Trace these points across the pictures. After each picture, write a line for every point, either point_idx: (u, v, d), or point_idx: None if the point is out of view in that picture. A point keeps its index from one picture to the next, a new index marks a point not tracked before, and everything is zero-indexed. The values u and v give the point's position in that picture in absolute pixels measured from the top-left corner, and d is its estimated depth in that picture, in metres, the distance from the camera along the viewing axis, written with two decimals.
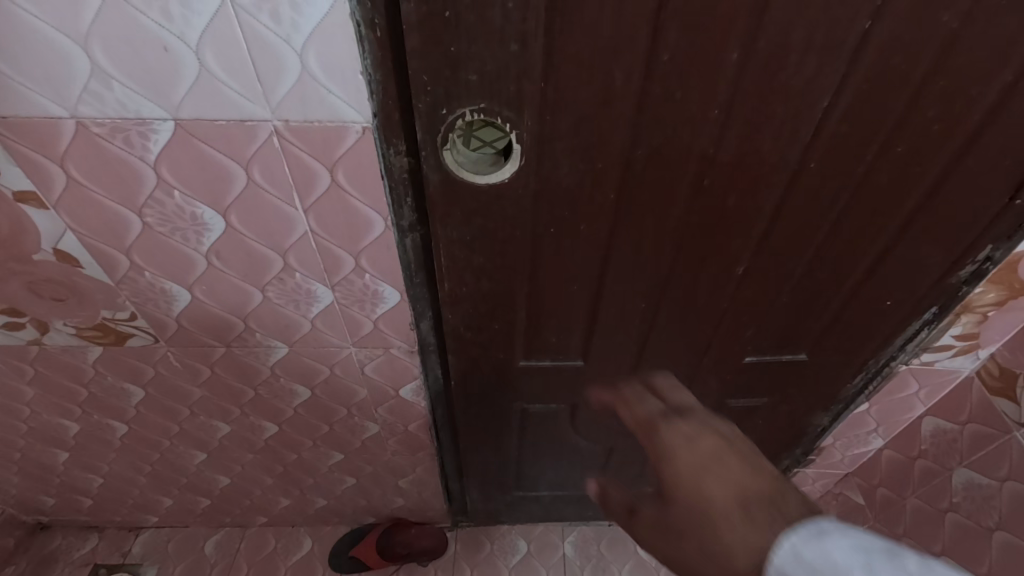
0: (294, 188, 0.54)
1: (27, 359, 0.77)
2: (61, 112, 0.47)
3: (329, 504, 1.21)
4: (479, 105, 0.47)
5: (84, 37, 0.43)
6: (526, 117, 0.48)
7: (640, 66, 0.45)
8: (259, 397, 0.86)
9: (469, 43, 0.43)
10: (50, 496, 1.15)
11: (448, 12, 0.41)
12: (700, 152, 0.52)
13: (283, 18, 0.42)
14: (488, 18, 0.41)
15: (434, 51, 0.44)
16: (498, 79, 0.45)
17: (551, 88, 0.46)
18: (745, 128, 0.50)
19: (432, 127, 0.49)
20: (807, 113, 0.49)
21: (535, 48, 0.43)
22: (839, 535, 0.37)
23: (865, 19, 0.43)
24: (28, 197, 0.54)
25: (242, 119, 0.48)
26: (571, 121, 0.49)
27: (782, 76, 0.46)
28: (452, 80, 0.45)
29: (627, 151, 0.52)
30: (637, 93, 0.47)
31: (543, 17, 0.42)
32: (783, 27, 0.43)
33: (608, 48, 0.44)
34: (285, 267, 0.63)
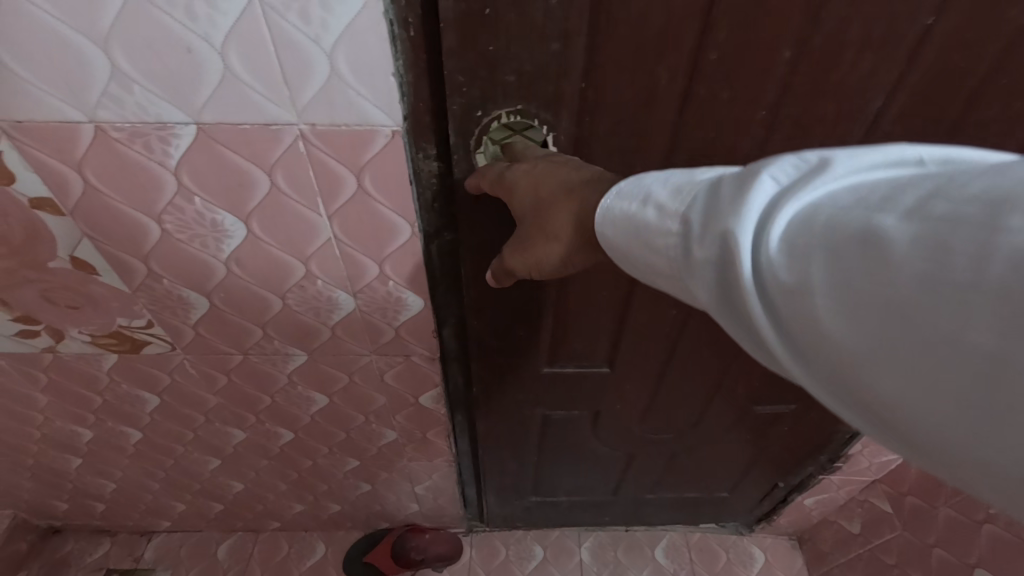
0: (319, 193, 0.52)
1: (40, 367, 0.76)
2: (79, 116, 0.46)
3: (343, 510, 1.19)
4: (516, 107, 0.45)
5: (104, 40, 0.41)
6: (564, 120, 0.46)
7: (686, 66, 0.43)
8: (276, 404, 0.84)
9: (507, 42, 0.41)
10: (63, 501, 1.14)
11: (486, 10, 0.39)
12: (744, 156, 0.50)
13: (312, 17, 0.40)
14: (529, 16, 0.39)
15: (471, 51, 0.42)
16: (536, 80, 0.43)
17: (591, 89, 0.44)
18: (791, 131, 0.48)
19: (465, 130, 0.47)
20: (859, 115, 0.47)
21: (577, 47, 0.41)
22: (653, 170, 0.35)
23: (928, 15, 0.40)
24: (43, 203, 0.52)
25: (268, 123, 0.46)
26: (611, 124, 0.47)
27: (836, 75, 0.44)
28: (489, 80, 0.43)
29: (667, 156, 0.49)
30: (680, 94, 0.45)
31: (587, 14, 0.39)
32: (840, 25, 0.41)
33: (653, 47, 0.42)
34: (306, 274, 0.61)
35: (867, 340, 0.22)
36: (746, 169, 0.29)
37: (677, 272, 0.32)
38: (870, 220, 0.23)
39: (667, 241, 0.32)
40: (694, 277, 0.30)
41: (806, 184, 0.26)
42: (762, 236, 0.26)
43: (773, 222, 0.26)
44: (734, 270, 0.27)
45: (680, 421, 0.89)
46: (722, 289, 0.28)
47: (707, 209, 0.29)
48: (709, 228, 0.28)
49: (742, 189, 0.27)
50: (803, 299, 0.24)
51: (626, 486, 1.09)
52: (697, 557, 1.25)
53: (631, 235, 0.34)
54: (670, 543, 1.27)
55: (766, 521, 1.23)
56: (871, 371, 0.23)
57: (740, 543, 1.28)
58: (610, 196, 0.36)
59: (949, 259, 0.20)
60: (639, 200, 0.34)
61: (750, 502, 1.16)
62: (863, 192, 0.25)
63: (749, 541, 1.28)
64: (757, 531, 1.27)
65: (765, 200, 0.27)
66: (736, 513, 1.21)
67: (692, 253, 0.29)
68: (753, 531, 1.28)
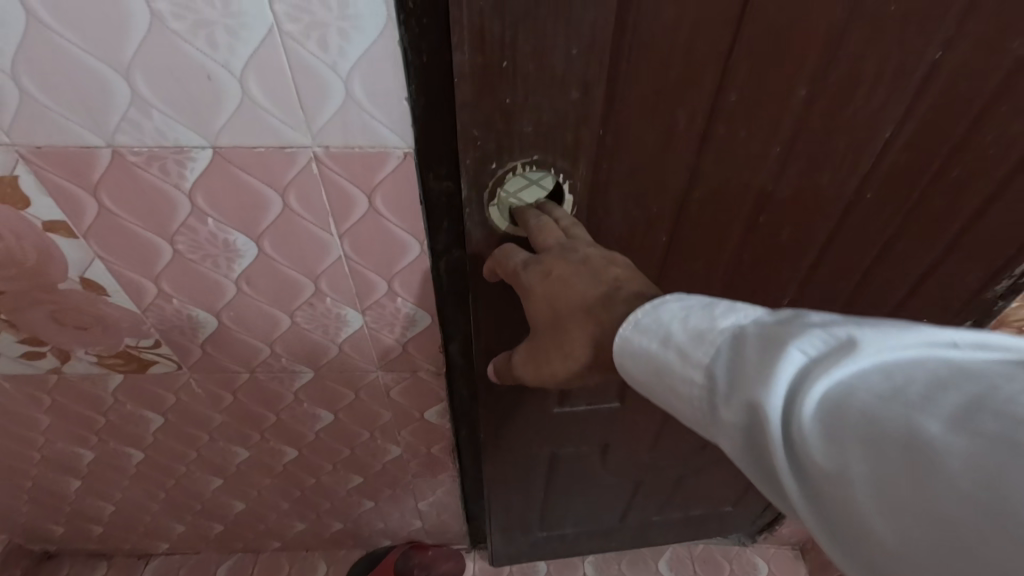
0: (331, 213, 0.53)
1: (45, 388, 0.76)
2: (97, 141, 0.47)
3: (345, 527, 1.19)
4: (532, 157, 0.46)
5: (126, 67, 0.42)
6: (579, 166, 0.48)
7: (704, 108, 0.45)
8: (282, 422, 0.84)
9: (524, 93, 0.42)
10: (60, 524, 1.13)
11: (504, 64, 0.40)
12: (758, 189, 0.52)
13: (330, 45, 0.41)
14: (548, 64, 0.40)
15: (487, 102, 0.43)
16: (554, 128, 0.45)
17: (608, 134, 0.46)
18: (805, 164, 0.50)
19: (480, 182, 0.48)
20: (868, 145, 0.50)
21: (597, 93, 0.43)
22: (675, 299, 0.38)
23: (936, 49, 0.43)
24: (57, 226, 0.53)
25: (283, 146, 0.48)
26: (629, 168, 0.49)
27: (848, 110, 0.47)
28: (505, 131, 0.44)
29: (683, 193, 0.52)
30: (697, 135, 0.47)
31: (606, 63, 0.41)
32: (854, 61, 0.43)
33: (675, 91, 0.44)
34: (316, 292, 0.62)
35: (889, 526, 0.28)
36: (776, 337, 0.33)
37: (699, 414, 0.37)
38: (900, 418, 0.29)
39: (697, 385, 0.36)
40: (724, 428, 0.34)
41: (830, 366, 0.31)
42: (796, 411, 0.31)
43: (806, 401, 0.31)
44: (766, 437, 0.32)
45: (687, 444, 0.90)
46: (754, 448, 0.33)
47: (737, 371, 0.34)
48: (740, 393, 0.33)
49: (775, 365, 0.32)
50: (836, 476, 0.29)
51: (632, 512, 1.09)
52: (700, 568, 1.26)
53: (655, 369, 0.38)
54: (673, 556, 1.27)
55: (768, 530, 1.24)
56: (895, 554, 0.27)
57: (743, 554, 1.28)
58: (626, 325, 0.39)
59: (967, 476, 0.26)
60: (658, 339, 0.38)
61: (751, 514, 1.17)
62: (884, 382, 0.30)
63: (752, 552, 1.28)
64: (760, 542, 1.28)
65: (796, 377, 0.32)
66: (738, 526, 1.21)
67: (723, 409, 0.34)
68: (756, 541, 1.28)
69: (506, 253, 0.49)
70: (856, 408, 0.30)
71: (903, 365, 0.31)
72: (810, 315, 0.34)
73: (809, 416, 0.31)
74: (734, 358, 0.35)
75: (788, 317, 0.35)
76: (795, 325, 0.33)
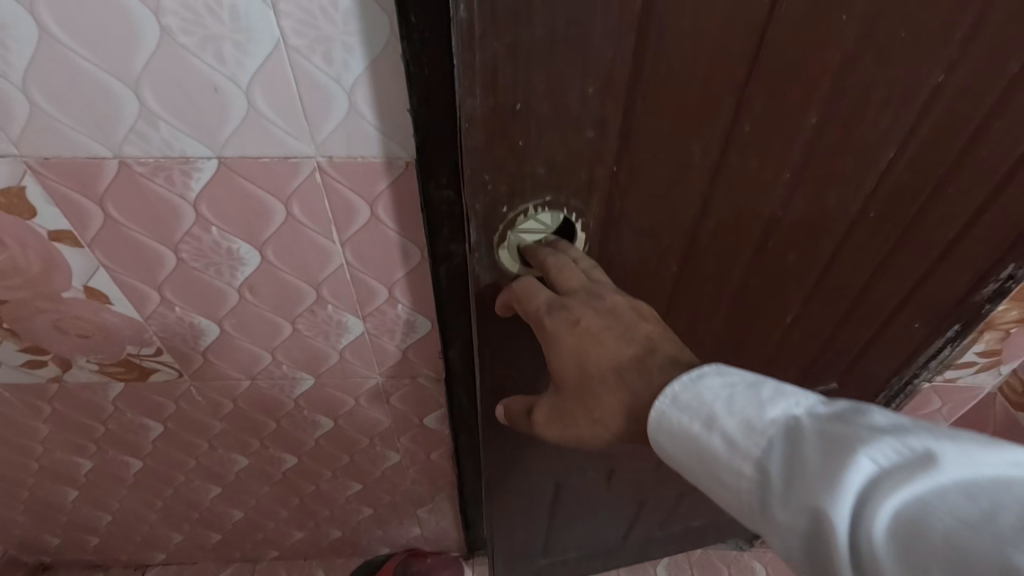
0: (333, 222, 0.54)
1: (45, 397, 0.76)
2: (105, 152, 0.48)
3: (344, 535, 1.19)
4: (544, 199, 0.46)
5: (135, 81, 0.43)
6: (592, 202, 0.47)
7: (718, 139, 0.46)
8: (282, 429, 0.85)
9: (538, 135, 0.42)
10: (55, 535, 1.12)
11: (518, 105, 0.39)
12: (768, 215, 0.53)
13: (335, 59, 0.42)
14: (564, 105, 0.40)
15: (500, 146, 0.42)
16: (568, 168, 0.44)
17: (622, 171, 0.46)
18: (813, 188, 0.52)
19: (489, 225, 0.47)
20: (873, 165, 0.51)
21: (612, 130, 0.43)
22: (714, 375, 0.40)
23: (939, 73, 0.45)
24: (62, 235, 0.54)
25: (287, 156, 0.49)
26: (642, 204, 0.49)
27: (856, 134, 0.48)
28: (517, 173, 0.44)
29: (696, 222, 0.52)
30: (712, 167, 0.48)
31: (622, 102, 0.41)
32: (861, 84, 0.45)
33: (690, 123, 0.44)
34: (317, 299, 0.63)
35: None
36: (838, 439, 0.34)
37: (751, 507, 0.37)
38: (983, 547, 0.27)
39: (747, 477, 0.37)
40: (780, 526, 0.35)
41: (898, 478, 0.31)
42: (859, 522, 0.31)
43: (872, 512, 0.31)
44: (828, 548, 0.32)
45: None
46: (813, 554, 0.33)
47: (795, 469, 0.35)
48: (799, 495, 0.34)
49: (837, 470, 0.32)
50: None
51: (635, 531, 1.10)
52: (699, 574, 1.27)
53: (691, 448, 0.40)
54: (671, 561, 1.28)
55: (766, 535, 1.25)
56: None
57: (741, 558, 1.30)
58: (660, 398, 0.41)
59: None
60: (703, 422, 0.39)
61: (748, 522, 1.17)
62: (963, 502, 0.29)
63: (749, 556, 1.30)
64: (757, 547, 1.29)
65: (863, 486, 0.32)
66: (735, 533, 1.21)
67: (780, 508, 0.35)
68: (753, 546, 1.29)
69: (531, 285, 0.47)
70: (928, 526, 0.29)
71: (987, 484, 0.30)
72: (878, 416, 0.35)
73: (875, 529, 0.30)
74: (790, 455, 0.36)
75: (850, 414, 0.35)
76: (859, 427, 0.34)
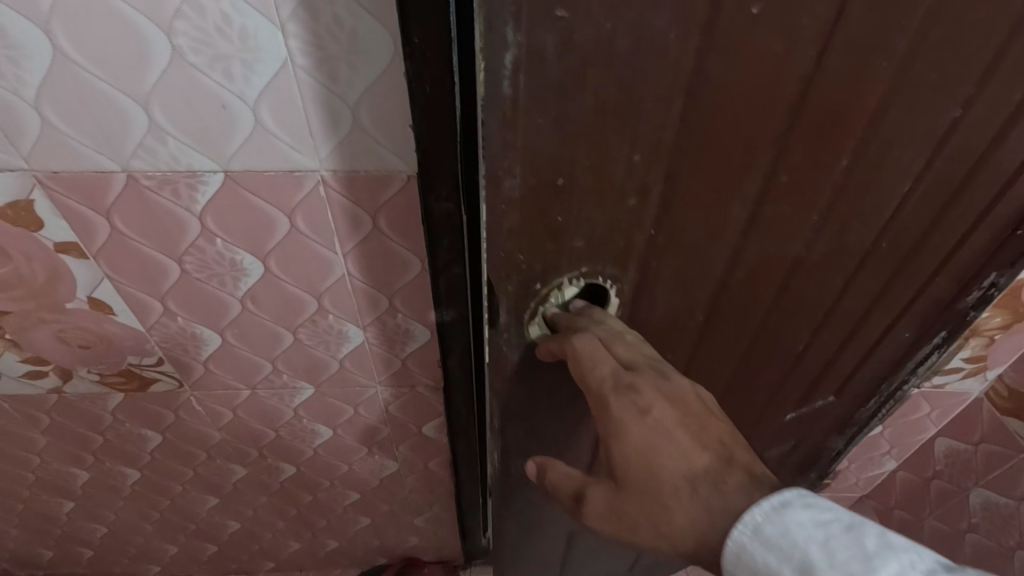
0: (335, 232, 0.55)
1: (44, 408, 0.76)
2: (113, 165, 0.49)
3: (340, 546, 1.18)
4: (578, 272, 0.56)
5: (145, 98, 0.44)
6: (623, 269, 0.56)
7: (751, 194, 0.53)
8: (280, 439, 0.85)
9: (577, 215, 0.51)
10: (49, 548, 1.11)
11: (560, 181, 0.48)
12: (795, 255, 0.59)
13: (339, 76, 0.44)
14: (613, 173, 0.49)
15: (539, 225, 0.51)
16: (608, 235, 0.53)
17: (658, 233, 0.54)
18: (836, 229, 0.58)
19: (525, 302, 0.57)
20: (888, 204, 0.57)
21: (651, 198, 0.51)
22: (798, 508, 0.44)
23: (954, 109, 0.50)
24: (68, 247, 0.55)
25: (291, 170, 0.50)
26: (679, 260, 0.57)
27: (878, 174, 0.54)
28: (554, 250, 0.53)
29: (729, 267, 0.59)
30: (744, 219, 0.55)
31: (664, 168, 0.49)
32: (882, 134, 0.51)
33: (726, 180, 0.51)
34: (318, 309, 0.64)
35: None
36: None
37: None
38: None
39: None
40: None
41: None
42: None
43: None
44: None
45: None
46: None
47: None
48: None
49: None
50: None
51: None
52: None
53: None
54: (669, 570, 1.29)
55: None
56: None
57: None
58: (740, 526, 0.45)
59: None
60: (795, 565, 0.42)
61: None
62: None
63: None
64: None
65: None
66: None
67: None
68: None
69: (587, 343, 0.53)
70: None
71: None
72: None
73: None
74: None
75: None
76: None
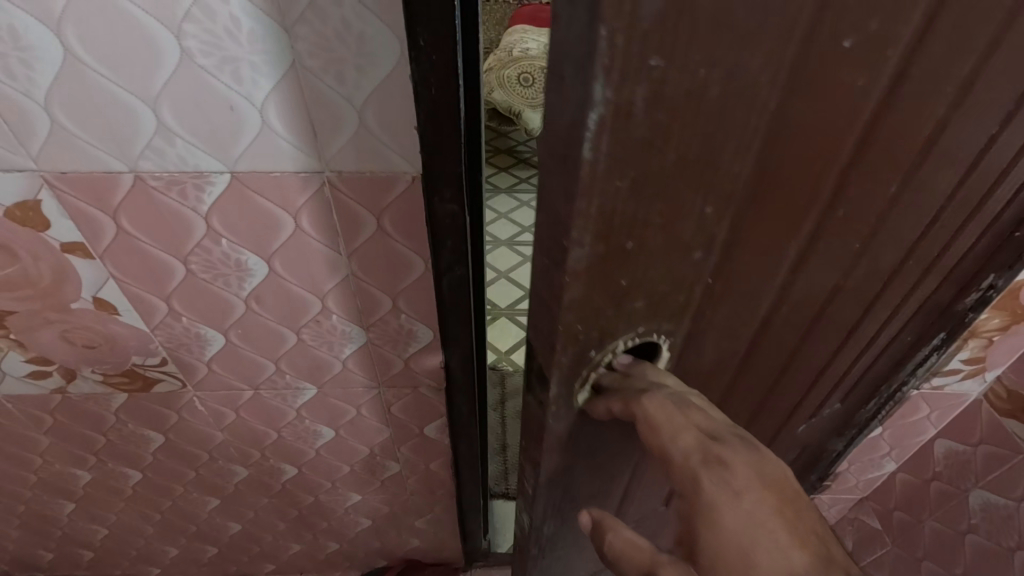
0: (340, 233, 0.56)
1: (47, 409, 0.77)
2: (121, 166, 0.49)
3: (341, 548, 1.18)
4: (637, 331, 0.41)
5: (154, 99, 0.45)
6: (681, 325, 0.43)
7: (810, 230, 0.42)
8: (282, 440, 0.85)
9: (641, 275, 0.36)
10: (49, 550, 1.11)
11: (629, 244, 0.34)
12: (829, 283, 0.48)
13: (347, 79, 0.45)
14: (679, 232, 0.35)
15: (600, 291, 0.35)
16: (666, 296, 0.39)
17: (716, 281, 0.41)
18: (873, 255, 0.48)
19: (573, 373, 0.41)
20: (926, 224, 0.48)
21: (715, 249, 0.38)
22: None
23: (995, 125, 0.40)
24: (75, 248, 0.55)
25: (297, 171, 0.51)
26: (728, 310, 0.45)
27: (923, 197, 0.44)
28: (613, 315, 0.38)
29: (769, 307, 0.47)
30: (795, 255, 0.43)
31: (730, 220, 0.37)
32: (942, 148, 0.40)
33: (787, 218, 0.39)
34: (322, 310, 0.64)
35: None
36: None
37: None
38: None
39: None
40: None
41: None
42: None
43: None
44: None
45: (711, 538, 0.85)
46: None
47: None
48: None
49: None
50: None
51: None
52: None
53: None
54: None
55: None
56: None
57: None
58: None
59: None
60: None
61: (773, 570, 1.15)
62: None
63: None
64: None
65: None
66: None
67: None
68: None
69: (656, 410, 0.41)
70: None
71: None
72: None
73: None
74: None
75: None
76: None
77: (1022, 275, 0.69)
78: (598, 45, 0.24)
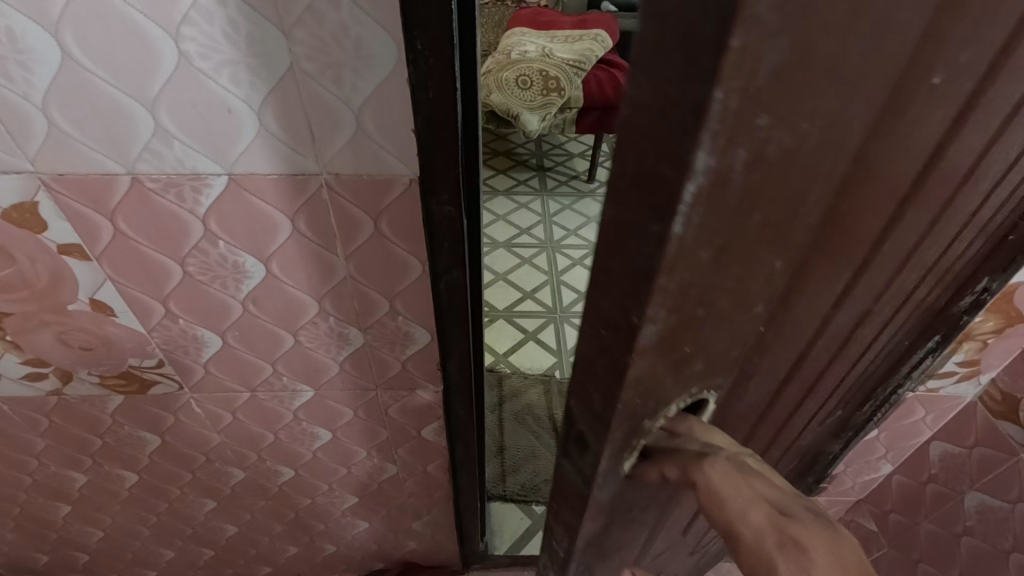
0: (337, 235, 0.56)
1: (43, 410, 0.76)
2: (118, 168, 0.49)
3: (338, 551, 1.18)
4: (691, 390, 0.36)
5: (151, 101, 0.45)
6: (729, 375, 0.38)
7: (864, 269, 0.37)
8: (279, 442, 0.85)
9: (704, 339, 0.32)
10: (44, 553, 1.10)
11: (700, 311, 0.29)
12: (861, 312, 0.44)
13: (344, 82, 0.45)
14: (743, 288, 0.31)
15: (662, 359, 0.31)
16: (720, 353, 0.35)
17: (768, 330, 0.36)
18: (905, 279, 0.44)
19: (623, 443, 0.36)
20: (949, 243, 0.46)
21: (773, 301, 0.34)
22: None
23: None
24: (71, 249, 0.55)
25: (294, 173, 0.51)
26: (775, 353, 0.40)
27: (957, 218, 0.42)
28: (672, 381, 0.34)
29: (808, 345, 0.42)
30: (845, 292, 0.38)
31: (794, 270, 0.32)
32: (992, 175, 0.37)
33: (847, 259, 0.34)
34: (319, 311, 0.64)
35: None
36: None
37: None
38: None
39: None
40: None
41: None
42: None
43: None
44: None
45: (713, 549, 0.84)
46: None
47: None
48: None
49: None
50: None
51: None
52: None
53: None
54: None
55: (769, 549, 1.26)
56: None
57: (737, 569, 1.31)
58: None
59: None
60: None
61: None
62: None
63: None
64: None
65: None
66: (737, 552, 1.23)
67: None
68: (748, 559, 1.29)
69: (722, 482, 0.35)
70: None
71: None
72: None
73: None
74: None
75: None
76: None
77: (1016, 278, 0.69)
78: (709, 108, 0.19)
